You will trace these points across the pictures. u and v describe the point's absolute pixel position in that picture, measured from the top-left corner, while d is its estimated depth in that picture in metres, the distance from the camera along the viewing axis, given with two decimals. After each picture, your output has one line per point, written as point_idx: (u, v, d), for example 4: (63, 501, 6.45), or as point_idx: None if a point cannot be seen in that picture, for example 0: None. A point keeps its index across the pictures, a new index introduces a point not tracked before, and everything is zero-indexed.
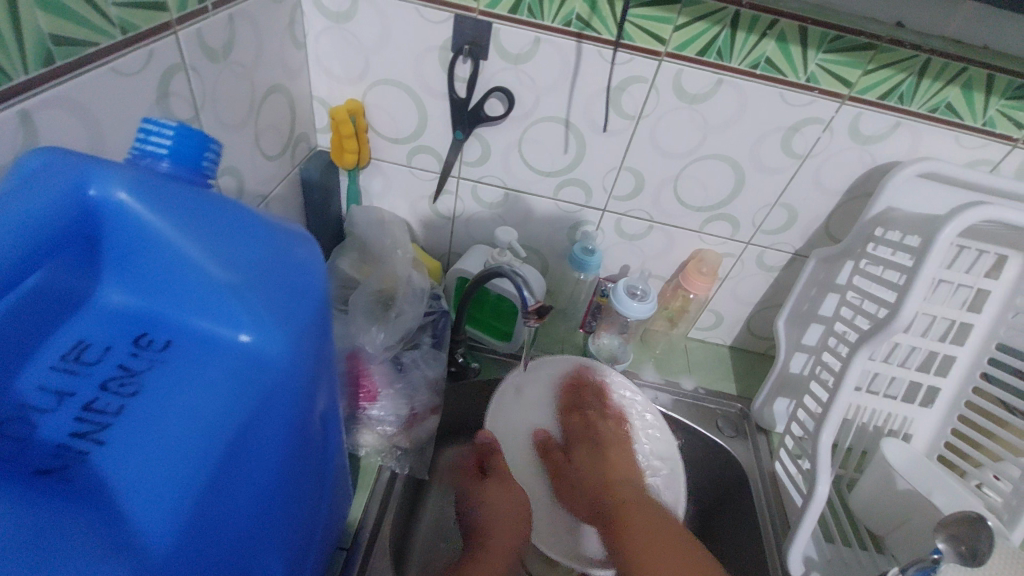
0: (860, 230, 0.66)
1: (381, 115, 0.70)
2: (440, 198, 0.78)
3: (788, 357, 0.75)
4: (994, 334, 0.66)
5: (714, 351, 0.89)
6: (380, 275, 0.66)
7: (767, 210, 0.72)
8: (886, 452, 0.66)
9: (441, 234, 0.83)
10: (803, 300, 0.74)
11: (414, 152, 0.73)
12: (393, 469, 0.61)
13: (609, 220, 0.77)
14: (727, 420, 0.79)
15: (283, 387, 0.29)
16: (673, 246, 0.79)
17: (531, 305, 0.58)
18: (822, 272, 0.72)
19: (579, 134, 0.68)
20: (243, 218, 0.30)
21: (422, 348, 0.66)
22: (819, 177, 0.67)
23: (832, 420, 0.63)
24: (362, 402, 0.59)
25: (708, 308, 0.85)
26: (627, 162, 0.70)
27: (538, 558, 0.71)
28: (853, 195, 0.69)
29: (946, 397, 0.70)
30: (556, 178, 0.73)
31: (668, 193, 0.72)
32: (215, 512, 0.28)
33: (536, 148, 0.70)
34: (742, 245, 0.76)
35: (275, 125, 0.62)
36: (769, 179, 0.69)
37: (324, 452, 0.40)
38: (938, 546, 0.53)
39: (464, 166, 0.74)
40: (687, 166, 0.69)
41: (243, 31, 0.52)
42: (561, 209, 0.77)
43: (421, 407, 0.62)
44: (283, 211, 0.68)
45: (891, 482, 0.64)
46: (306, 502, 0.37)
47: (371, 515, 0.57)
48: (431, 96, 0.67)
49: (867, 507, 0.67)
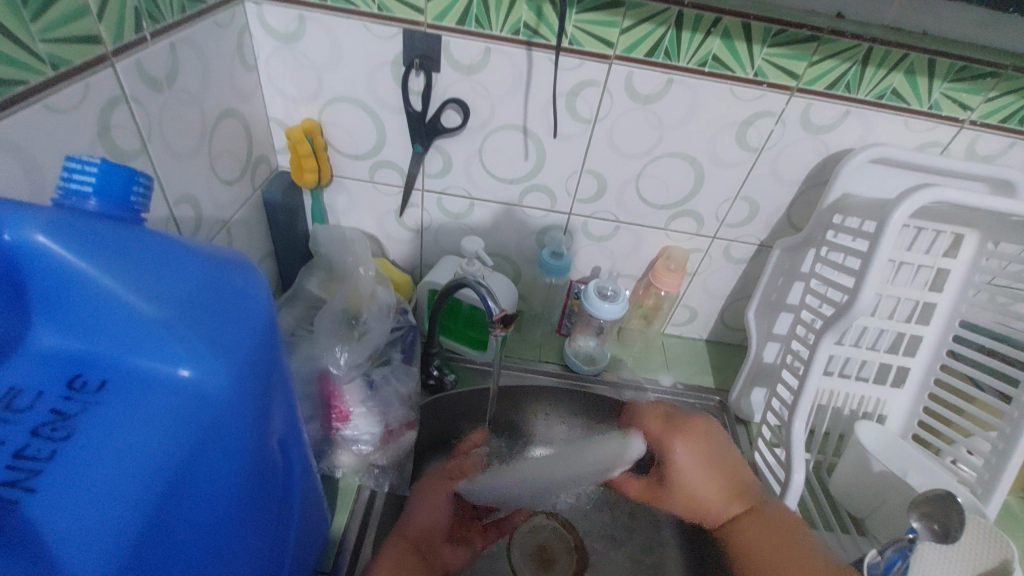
0: (820, 218, 0.67)
1: (340, 133, 0.70)
2: (406, 212, 0.78)
3: (761, 347, 0.75)
4: (957, 312, 0.68)
5: (690, 346, 0.90)
6: (345, 293, 0.65)
7: (729, 204, 0.73)
8: (861, 437, 0.66)
9: (410, 247, 0.83)
10: (771, 291, 0.75)
11: (377, 167, 0.73)
12: (373, 488, 0.61)
13: (576, 223, 0.77)
14: (709, 414, 0.79)
15: (227, 420, 0.29)
16: (641, 245, 0.79)
17: (496, 315, 0.58)
18: (787, 261, 0.73)
19: (539, 141, 0.68)
20: (175, 249, 0.29)
21: (394, 364, 0.65)
22: (776, 168, 0.68)
23: (804, 406, 0.64)
24: (335, 424, 0.58)
25: (682, 304, 0.86)
26: (587, 165, 0.70)
27: (563, 554, 0.64)
28: (811, 183, 0.70)
29: (914, 378, 0.71)
30: (520, 185, 0.73)
31: (632, 193, 0.73)
32: (157, 545, 0.28)
33: (497, 156, 0.70)
34: (708, 240, 0.77)
35: (230, 149, 0.62)
36: (728, 173, 0.70)
37: (288, 477, 0.39)
38: (913, 525, 0.53)
39: (427, 179, 0.74)
40: (646, 166, 0.70)
41: (186, 59, 0.52)
42: (527, 215, 0.77)
43: (395, 423, 0.61)
44: (247, 235, 0.68)
45: (867, 465, 0.64)
46: (270, 531, 0.37)
47: (351, 537, 0.56)
48: (388, 111, 0.67)
49: (847, 491, 0.67)
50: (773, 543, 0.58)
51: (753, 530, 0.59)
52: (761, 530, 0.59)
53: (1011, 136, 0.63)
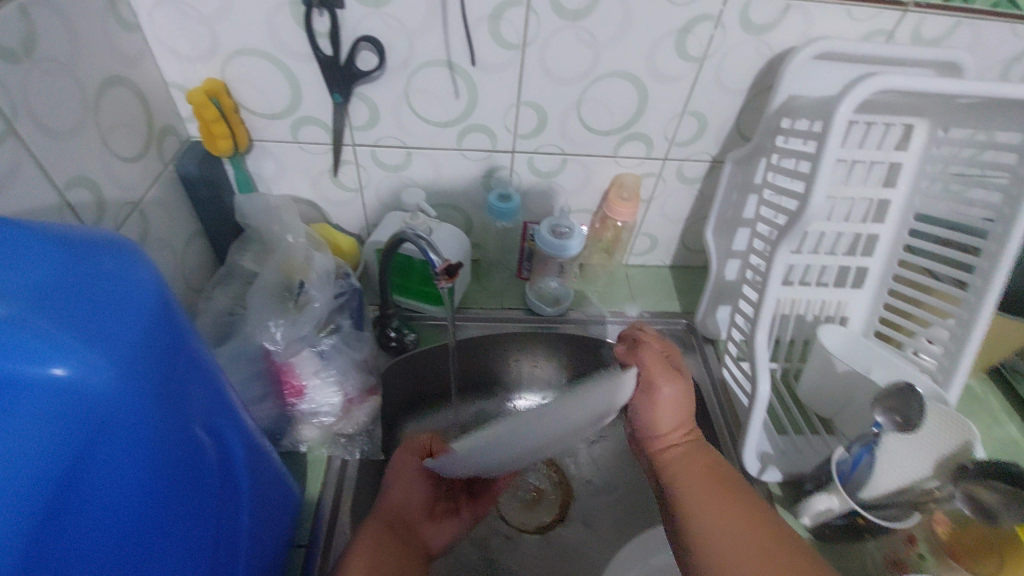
0: (767, 124, 0.64)
1: (249, 91, 0.64)
2: (340, 170, 0.72)
3: (722, 265, 0.74)
4: (911, 207, 0.67)
5: (655, 273, 0.89)
6: (276, 263, 0.60)
7: (677, 121, 0.69)
8: (825, 341, 0.66)
9: (351, 207, 0.78)
10: (727, 207, 0.73)
11: (298, 125, 0.67)
12: (343, 456, 0.60)
13: (520, 160, 0.73)
14: (675, 338, 0.80)
15: (121, 412, 0.27)
16: (591, 176, 0.76)
17: (439, 266, 0.55)
18: (739, 175, 0.71)
19: (467, 76, 0.64)
20: (18, 236, 0.26)
21: (343, 330, 0.61)
22: (720, 76, 0.65)
23: (765, 319, 0.63)
24: (291, 399, 0.56)
25: (641, 233, 0.84)
26: (523, 97, 0.66)
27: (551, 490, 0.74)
28: (757, 89, 0.67)
29: (874, 278, 0.70)
30: (456, 126, 0.69)
31: (574, 121, 0.69)
32: (49, 559, 0.25)
33: (425, 98, 0.65)
34: (659, 162, 0.74)
35: (124, 121, 0.56)
36: (671, 88, 0.66)
37: (228, 461, 0.38)
38: (877, 420, 0.54)
39: (354, 132, 0.68)
40: (586, 90, 0.66)
41: (45, 22, 0.45)
42: (469, 158, 0.72)
43: (355, 391, 0.60)
44: (166, 217, 0.63)
45: (832, 367, 0.65)
46: (209, 521, 0.35)
47: (327, 503, 0.56)
48: (297, 60, 0.61)
49: (812, 394, 0.68)
50: (729, 526, 0.42)
51: (693, 499, 0.45)
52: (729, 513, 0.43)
53: (958, 15, 0.60)
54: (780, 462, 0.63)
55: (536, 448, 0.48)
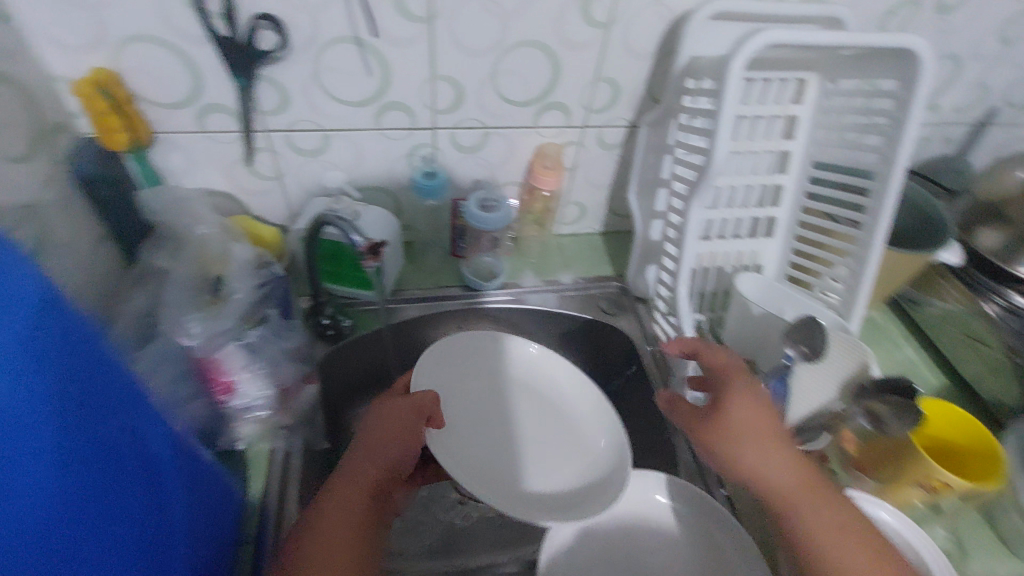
0: (674, 86, 0.67)
1: (144, 80, 0.61)
2: (255, 159, 0.70)
3: (646, 227, 0.77)
4: (810, 156, 0.72)
5: (586, 241, 0.91)
6: (189, 257, 0.59)
7: (592, 88, 0.71)
8: (742, 288, 0.70)
9: (272, 198, 0.75)
10: (646, 170, 0.76)
11: (204, 113, 0.64)
12: (285, 448, 0.59)
13: (442, 137, 0.73)
14: (610, 300, 0.83)
15: (24, 407, 0.26)
16: (515, 149, 0.77)
17: (364, 246, 0.55)
18: (654, 137, 0.74)
19: (377, 52, 0.63)
20: None
21: (271, 320, 0.59)
22: (627, 40, 0.67)
23: (686, 272, 0.67)
24: (221, 397, 0.54)
25: (569, 202, 0.86)
26: (438, 72, 0.66)
27: None
28: (663, 53, 0.69)
29: (782, 226, 0.74)
30: (372, 106, 0.67)
31: (491, 93, 0.69)
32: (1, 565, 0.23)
33: (336, 77, 0.64)
34: (579, 130, 0.76)
35: (3, 118, 0.51)
36: (581, 54, 0.67)
37: (145, 454, 0.37)
38: (787, 354, 0.59)
39: (265, 118, 0.66)
40: (499, 60, 0.66)
41: None
42: (390, 138, 0.71)
43: (289, 381, 0.60)
44: (65, 220, 0.59)
45: (749, 311, 0.69)
46: (138, 518, 0.34)
47: (273, 496, 0.56)
48: (193, 43, 0.58)
49: (736, 339, 0.73)
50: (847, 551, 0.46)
51: (829, 545, 0.46)
52: (829, 510, 0.48)
53: None
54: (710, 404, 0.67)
55: (499, 454, 0.63)
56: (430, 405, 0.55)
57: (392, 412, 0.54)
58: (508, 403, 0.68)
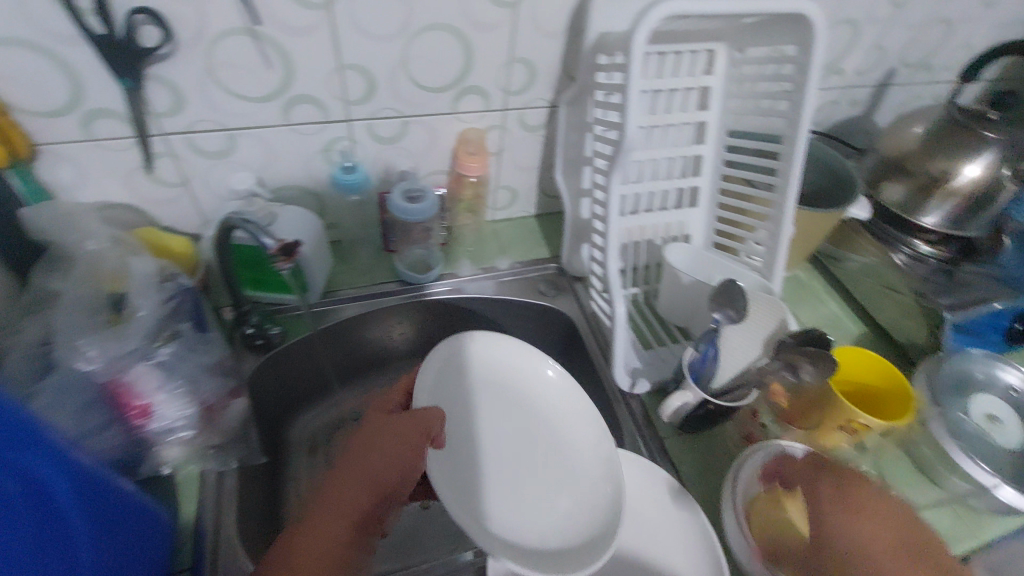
0: (587, 62, 0.67)
1: (12, 87, 0.55)
2: (155, 164, 0.65)
3: (575, 206, 0.77)
4: (725, 125, 0.74)
5: (521, 225, 0.91)
6: (83, 275, 0.54)
7: (507, 69, 0.70)
8: (670, 258, 0.72)
9: (181, 205, 0.71)
10: (570, 148, 0.76)
11: (89, 120, 0.59)
12: (218, 468, 0.57)
13: (358, 129, 0.70)
14: (548, 281, 0.83)
15: None
16: (437, 136, 0.75)
17: (275, 248, 0.52)
18: (575, 116, 0.73)
19: (275, 43, 0.59)
20: None
21: (186, 335, 0.56)
22: (537, 19, 0.66)
23: (614, 248, 0.67)
24: (136, 422, 0.51)
25: (499, 186, 0.85)
26: (344, 61, 0.63)
27: None
28: (574, 30, 0.69)
29: (705, 194, 0.76)
30: (278, 100, 0.64)
31: (404, 80, 0.67)
32: None
33: (234, 72, 0.60)
34: (500, 113, 0.75)
35: None
36: (492, 36, 0.66)
37: (43, 496, 0.35)
38: (714, 317, 0.61)
39: (160, 120, 0.62)
40: (408, 46, 0.64)
41: None
42: (302, 133, 0.68)
43: (212, 396, 0.57)
44: None
45: (679, 280, 0.71)
46: (32, 563, 0.33)
47: (208, 518, 0.53)
48: (65, 43, 0.53)
49: (670, 308, 0.75)
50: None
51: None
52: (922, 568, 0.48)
53: None
54: (648, 373, 0.69)
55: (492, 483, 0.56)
56: (434, 425, 0.52)
57: (395, 432, 0.53)
58: (504, 422, 0.61)
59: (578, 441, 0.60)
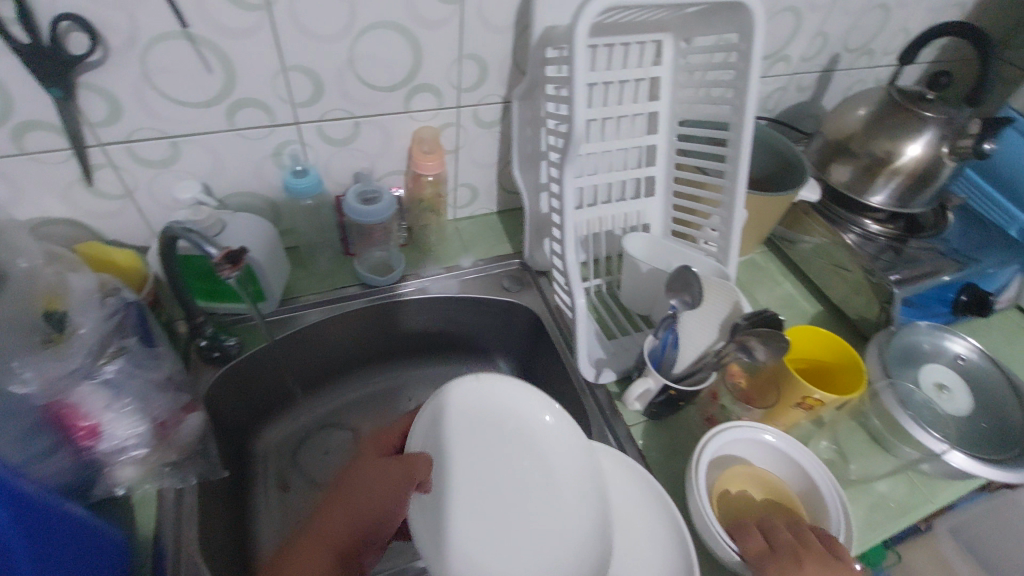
0: (535, 56, 0.67)
1: None
2: (95, 176, 0.63)
3: (534, 200, 0.77)
4: (675, 114, 0.75)
5: (483, 222, 0.91)
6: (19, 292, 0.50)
7: (457, 65, 0.70)
8: (628, 248, 0.72)
9: (127, 217, 0.69)
10: (525, 142, 0.76)
11: (19, 133, 0.57)
12: (175, 486, 0.55)
13: (308, 131, 0.69)
14: (511, 277, 0.83)
15: None
16: (391, 136, 0.74)
17: (220, 256, 0.51)
18: (528, 110, 0.74)
19: (213, 46, 0.58)
20: None
21: (133, 349, 0.55)
22: (483, 15, 0.66)
23: (572, 240, 0.67)
24: (84, 443, 0.49)
25: (458, 184, 0.85)
26: (288, 63, 0.62)
27: None
28: (521, 24, 0.69)
29: (660, 183, 0.77)
30: (221, 105, 0.63)
31: (351, 80, 0.66)
32: None
33: (171, 77, 0.58)
34: (454, 111, 0.75)
35: None
36: (439, 33, 0.66)
37: None
38: (671, 304, 0.62)
39: (97, 130, 0.59)
40: (353, 45, 0.63)
41: None
42: (249, 138, 0.67)
43: (166, 414, 0.55)
44: None
45: (639, 269, 0.72)
46: None
47: (167, 536, 0.52)
48: None
49: (632, 298, 0.76)
50: None
51: None
52: None
53: None
54: (613, 363, 0.69)
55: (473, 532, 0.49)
56: (420, 470, 0.49)
57: (383, 471, 0.49)
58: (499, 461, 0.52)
59: (574, 483, 0.52)
